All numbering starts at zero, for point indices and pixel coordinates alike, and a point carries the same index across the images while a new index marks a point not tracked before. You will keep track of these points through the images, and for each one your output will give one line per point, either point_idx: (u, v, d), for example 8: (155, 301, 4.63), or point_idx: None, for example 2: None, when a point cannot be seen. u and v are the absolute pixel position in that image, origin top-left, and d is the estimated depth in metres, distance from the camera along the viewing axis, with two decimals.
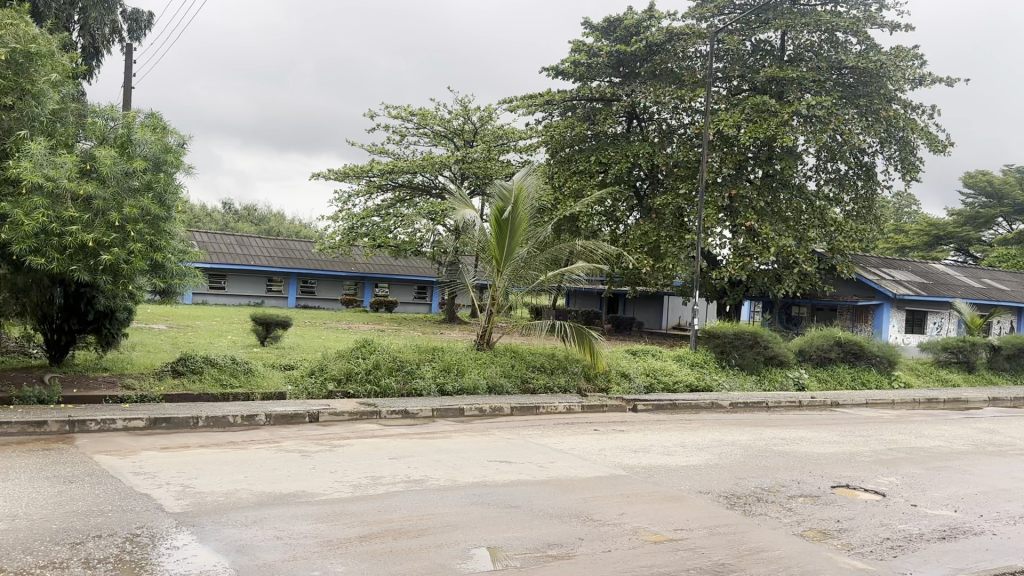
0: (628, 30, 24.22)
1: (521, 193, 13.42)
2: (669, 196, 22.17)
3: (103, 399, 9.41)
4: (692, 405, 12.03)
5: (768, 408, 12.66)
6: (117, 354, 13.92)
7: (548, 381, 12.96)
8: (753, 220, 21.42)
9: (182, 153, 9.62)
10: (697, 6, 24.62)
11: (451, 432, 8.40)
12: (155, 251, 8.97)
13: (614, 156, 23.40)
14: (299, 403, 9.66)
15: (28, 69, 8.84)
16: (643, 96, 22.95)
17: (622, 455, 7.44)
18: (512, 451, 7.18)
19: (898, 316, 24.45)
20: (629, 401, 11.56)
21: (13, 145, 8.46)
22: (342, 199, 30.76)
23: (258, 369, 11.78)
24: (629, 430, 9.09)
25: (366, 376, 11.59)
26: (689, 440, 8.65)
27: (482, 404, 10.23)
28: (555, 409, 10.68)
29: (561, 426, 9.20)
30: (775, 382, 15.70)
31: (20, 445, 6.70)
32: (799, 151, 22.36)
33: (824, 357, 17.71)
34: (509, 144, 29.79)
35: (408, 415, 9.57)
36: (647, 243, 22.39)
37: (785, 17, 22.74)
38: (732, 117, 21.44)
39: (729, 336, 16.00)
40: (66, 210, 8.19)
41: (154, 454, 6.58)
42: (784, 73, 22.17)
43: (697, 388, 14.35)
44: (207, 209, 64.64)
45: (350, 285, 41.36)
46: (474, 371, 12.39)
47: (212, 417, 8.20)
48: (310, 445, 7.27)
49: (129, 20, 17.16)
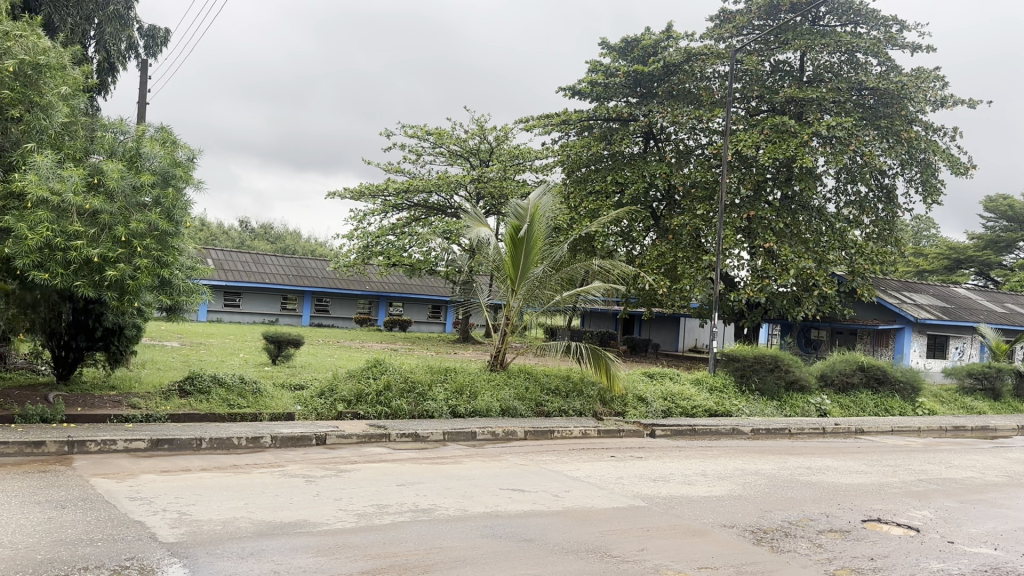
0: (645, 51, 24.06)
1: (538, 211, 13.13)
2: (686, 217, 21.85)
3: (108, 418, 9.19)
4: (711, 431, 11.66)
5: (791, 435, 12.26)
6: (127, 372, 13.73)
7: (563, 405, 12.62)
8: (772, 242, 21.05)
9: (192, 168, 9.48)
10: (715, 26, 24.44)
11: (463, 457, 8.09)
12: (162, 267, 8.81)
13: (630, 176, 23.17)
14: (307, 425, 9.39)
15: (38, 80, 8.69)
16: (660, 116, 22.72)
17: (641, 484, 7.10)
18: (526, 479, 6.87)
19: (920, 340, 23.94)
20: (647, 426, 11.21)
21: (20, 158, 8.29)
22: (357, 218, 30.69)
23: (267, 389, 11.53)
24: (647, 456, 8.75)
25: (377, 397, 11.31)
26: (710, 469, 8.29)
27: (495, 427, 9.92)
28: (570, 433, 10.35)
29: (577, 452, 8.88)
30: (796, 408, 15.30)
31: (16, 465, 6.47)
32: (819, 173, 22.02)
33: (846, 382, 17.27)
34: (525, 163, 29.61)
35: (419, 438, 9.27)
36: (664, 263, 22.08)
37: (805, 38, 22.50)
38: (751, 137, 21.17)
39: (749, 360, 15.62)
40: (71, 225, 7.99)
41: (152, 478, 6.31)
42: (804, 93, 21.88)
43: (716, 414, 13.96)
44: (224, 227, 64.92)
45: (364, 304, 41.23)
46: (488, 393, 12.09)
47: (215, 439, 7.94)
48: (316, 470, 6.98)
49: (145, 36, 17.18)
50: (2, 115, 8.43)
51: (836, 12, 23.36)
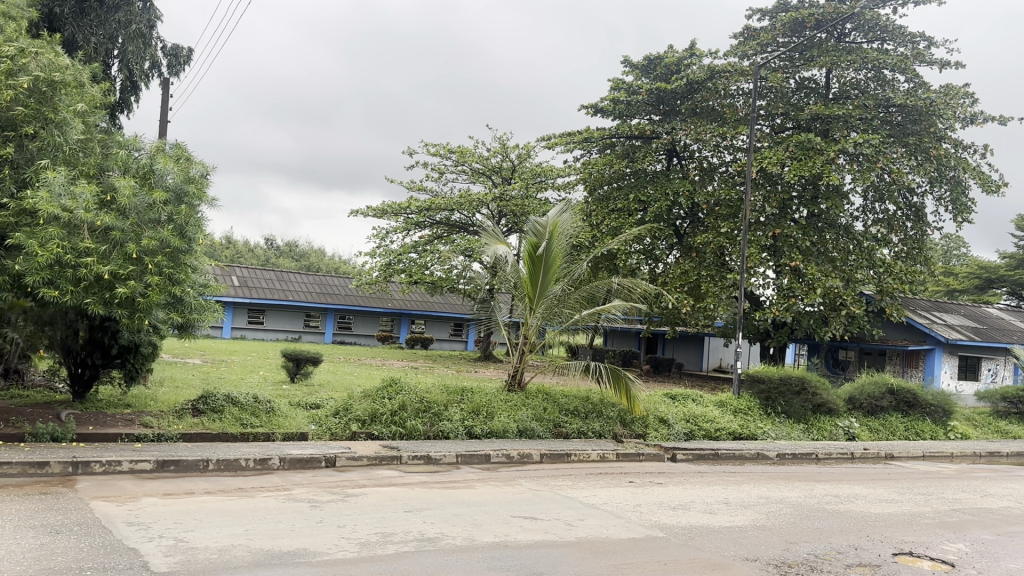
0: (668, 68, 23.89)
1: (557, 228, 12.89)
2: (710, 235, 21.54)
3: (118, 438, 9.08)
4: (735, 455, 11.31)
5: (818, 460, 11.88)
6: (144, 390, 13.64)
7: (581, 426, 12.33)
8: (798, 260, 20.66)
9: (206, 185, 9.42)
10: (739, 43, 24.22)
11: (475, 481, 7.85)
12: (174, 285, 8.72)
13: (653, 194, 22.93)
14: (318, 446, 9.21)
15: (52, 95, 8.62)
16: (684, 133, 22.47)
17: (659, 512, 6.81)
18: (538, 506, 6.61)
19: (951, 362, 23.37)
20: (667, 449, 10.89)
21: (33, 175, 8.22)
22: (379, 235, 30.68)
23: (281, 408, 11.38)
24: (667, 482, 8.45)
25: (391, 417, 11.12)
26: (732, 496, 7.98)
27: (510, 450, 9.67)
28: (588, 456, 10.07)
29: (594, 476, 8.61)
30: (823, 432, 14.88)
31: (17, 487, 6.33)
32: (846, 191, 21.62)
33: (875, 405, 16.80)
34: (547, 181, 29.44)
35: (431, 461, 9.05)
36: (687, 282, 21.75)
37: (830, 55, 22.20)
38: (776, 154, 20.86)
39: (775, 382, 15.24)
40: (82, 241, 7.90)
41: (154, 501, 6.14)
42: (829, 110, 21.55)
43: (741, 436, 13.60)
44: (250, 245, 65.44)
45: (387, 321, 41.19)
46: (504, 413, 11.85)
47: (222, 460, 7.77)
48: (323, 494, 6.78)
49: (168, 55, 17.29)
50: (17, 131, 8.36)
51: (862, 29, 23.04)
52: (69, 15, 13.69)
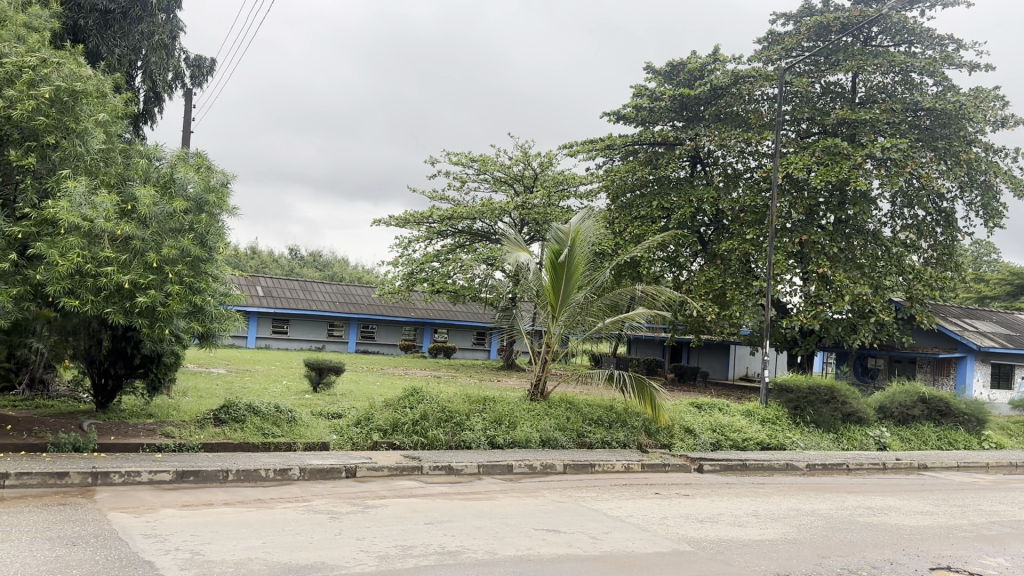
0: (691, 74, 23.69)
1: (579, 235, 12.74)
2: (736, 241, 21.27)
3: (140, 448, 9.05)
4: (764, 466, 11.06)
5: (849, 471, 11.59)
6: (167, 400, 13.64)
7: (606, 436, 12.13)
8: (826, 267, 20.31)
9: (227, 194, 9.38)
10: (763, 49, 23.97)
11: (497, 492, 7.69)
12: (195, 294, 8.68)
13: (677, 201, 22.72)
14: (339, 456, 9.11)
15: (74, 105, 8.62)
16: (708, 139, 22.23)
17: (687, 525, 6.62)
18: (561, 519, 6.44)
19: (983, 369, 22.89)
20: (694, 460, 10.66)
21: (54, 184, 8.22)
22: (402, 245, 30.70)
23: (303, 418, 11.31)
24: (694, 494, 8.24)
25: (413, 427, 11.00)
26: (761, 509, 7.76)
27: (533, 461, 9.50)
28: (613, 467, 9.88)
29: (619, 488, 8.42)
30: (854, 442, 14.56)
31: (36, 498, 6.28)
32: (874, 196, 21.26)
33: (907, 414, 16.42)
34: (569, 189, 29.28)
35: (453, 471, 8.91)
36: (712, 289, 21.46)
37: (856, 59, 21.89)
38: (802, 160, 20.58)
39: (804, 391, 14.95)
40: (102, 250, 7.88)
41: (172, 513, 6.05)
42: (855, 115, 21.23)
43: (769, 446, 13.33)
44: (274, 255, 65.84)
45: (410, 330, 41.19)
46: (527, 423, 11.69)
47: (242, 471, 7.69)
48: (342, 505, 6.66)
49: (191, 66, 17.40)
50: (38, 141, 8.35)
51: (889, 33, 22.71)
52: (93, 27, 13.75)
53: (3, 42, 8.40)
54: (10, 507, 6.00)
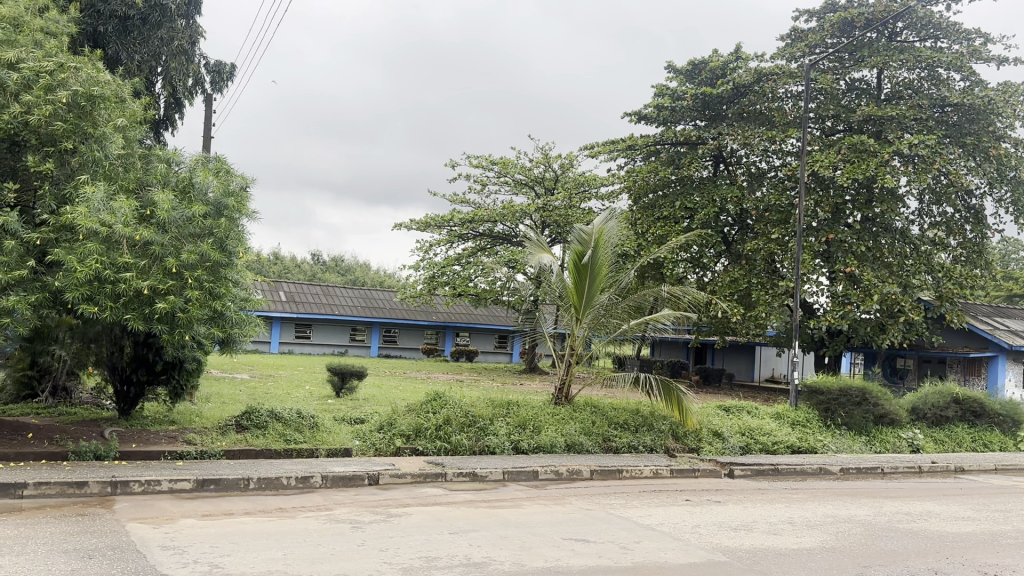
0: (713, 73, 23.41)
1: (602, 236, 12.50)
2: (761, 241, 20.94)
3: (162, 455, 8.98)
4: (796, 471, 10.77)
5: (884, 475, 11.27)
6: (190, 406, 13.58)
7: (632, 440, 11.90)
8: (854, 266, 19.94)
9: (246, 198, 9.27)
10: (786, 46, 23.62)
11: (523, 499, 7.49)
12: (215, 299, 8.58)
13: (700, 202, 22.43)
14: (361, 463, 8.96)
15: (92, 110, 8.56)
16: (731, 138, 21.92)
17: (720, 534, 6.38)
18: (589, 528, 6.23)
19: (1016, 369, 22.42)
20: (724, 465, 10.39)
21: (72, 190, 8.15)
22: (423, 248, 30.62)
23: (325, 423, 11.17)
24: (726, 501, 7.99)
25: (436, 432, 10.83)
26: (796, 515, 7.50)
27: (559, 466, 9.30)
28: (640, 473, 9.65)
29: (648, 494, 8.21)
30: (887, 444, 14.19)
31: (56, 508, 6.19)
32: (902, 194, 20.83)
33: (940, 416, 16.02)
34: (591, 190, 29.05)
35: (477, 478, 8.72)
36: (737, 290, 21.11)
37: (881, 54, 21.49)
38: (828, 157, 20.22)
39: (834, 393, 14.62)
40: (120, 256, 7.78)
41: (191, 523, 5.92)
42: (881, 111, 20.83)
43: (800, 450, 13.03)
44: (296, 261, 66.10)
45: (432, 334, 41.12)
46: (552, 427, 11.49)
47: (264, 479, 7.55)
48: (365, 514, 6.50)
49: (212, 72, 17.41)
50: (56, 146, 8.28)
51: (914, 27, 22.27)
52: (113, 34, 13.91)
53: (20, 47, 8.34)
54: (29, 518, 5.90)
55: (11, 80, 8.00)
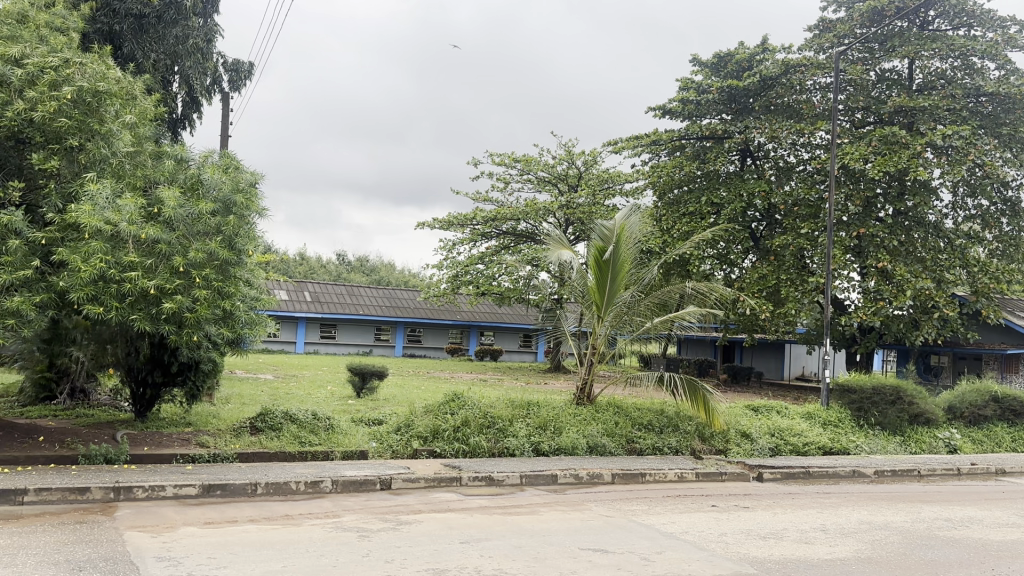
0: (740, 65, 22.90)
1: (625, 231, 12.12)
2: (789, 236, 20.43)
3: (173, 459, 8.80)
4: (828, 474, 10.34)
5: (921, 478, 10.79)
6: (209, 407, 13.44)
7: (656, 441, 11.53)
8: (886, 261, 19.40)
9: (254, 194, 9.15)
10: (814, 37, 23.03)
11: (540, 505, 7.17)
12: (224, 299, 8.38)
13: (726, 197, 21.96)
14: (375, 467, 8.70)
15: (98, 106, 8.39)
16: (758, 131, 21.43)
17: (748, 543, 6.01)
18: (609, 536, 5.90)
19: None
20: (753, 468, 9.98)
21: (78, 188, 7.95)
22: (446, 247, 30.40)
23: (341, 425, 10.92)
24: (754, 507, 7.61)
25: (454, 433, 10.53)
26: (829, 522, 7.10)
27: (579, 470, 8.97)
28: (664, 476, 9.29)
29: (672, 499, 7.86)
30: (922, 445, 13.71)
31: (54, 516, 5.98)
32: (935, 186, 20.16)
33: (979, 415, 15.43)
34: (615, 187, 28.64)
35: (494, 482, 8.42)
36: (766, 286, 20.58)
37: (912, 44, 20.85)
38: (859, 150, 19.68)
39: (866, 392, 14.12)
40: (126, 255, 7.57)
41: (192, 531, 5.67)
42: (913, 101, 20.22)
43: (832, 451, 12.59)
44: (321, 261, 66.34)
45: (456, 334, 40.93)
46: (573, 428, 11.15)
47: (272, 484, 7.30)
48: (374, 521, 6.22)
49: (230, 70, 17.29)
50: (61, 144, 8.09)
51: (947, 15, 21.59)
52: (129, 31, 13.76)
53: (24, 43, 8.19)
54: (26, 526, 5.70)
55: (15, 77, 7.84)
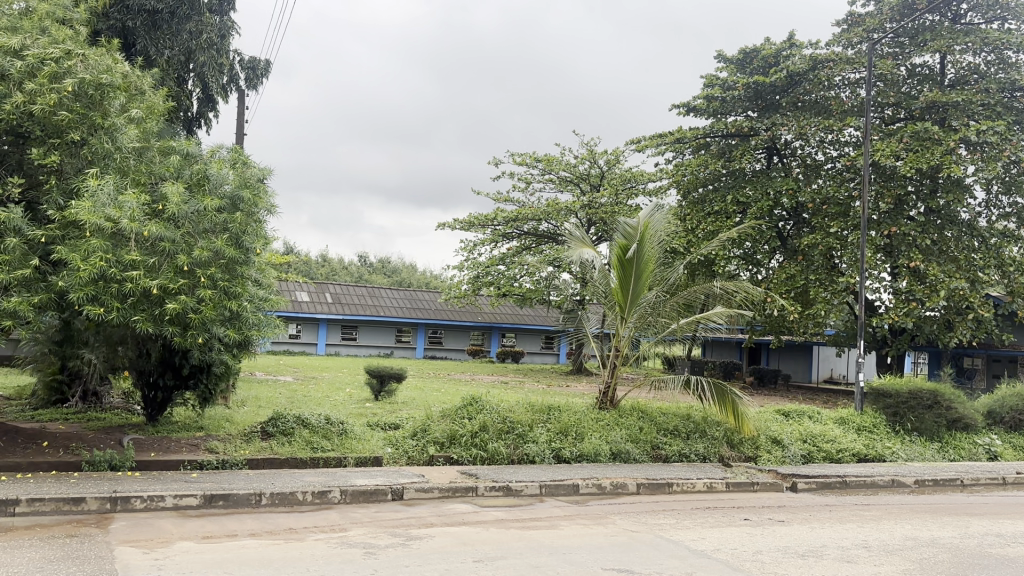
0: (766, 62, 22.29)
1: (648, 229, 11.63)
2: (818, 235, 19.79)
3: (181, 465, 8.50)
4: (865, 483, 9.82)
5: (963, 487, 10.24)
6: (223, 411, 13.14)
7: (684, 448, 11.04)
8: (919, 260, 18.72)
9: (262, 189, 8.84)
10: (843, 32, 22.35)
11: (561, 518, 6.73)
12: (231, 299, 8.04)
13: (752, 195, 21.37)
14: (387, 475, 8.32)
15: (102, 99, 8.08)
16: (785, 128, 20.81)
17: (786, 563, 5.54)
18: (634, 555, 5.46)
19: None
20: (787, 478, 9.48)
21: (79, 184, 7.64)
22: (467, 247, 30.04)
23: (356, 430, 10.54)
24: (791, 521, 7.12)
25: (472, 439, 10.12)
26: (872, 539, 6.60)
27: (602, 480, 8.52)
28: (692, 487, 8.83)
29: (702, 512, 7.41)
30: (961, 452, 13.11)
31: (45, 529, 5.65)
32: (969, 183, 19.43)
33: (1019, 420, 14.76)
34: (637, 187, 28.14)
35: (512, 493, 7.99)
36: (794, 287, 19.99)
37: (944, 38, 20.15)
38: (890, 146, 19.03)
39: (903, 396, 13.51)
40: (127, 253, 7.23)
41: (187, 547, 5.31)
42: (945, 97, 19.52)
43: (866, 458, 12.05)
44: (343, 263, 66.30)
45: (477, 336, 40.56)
46: (596, 434, 10.70)
47: (277, 494, 6.93)
48: (382, 535, 5.82)
49: (246, 68, 17.03)
50: (62, 138, 7.79)
51: (980, 8, 20.88)
52: (142, 29, 13.60)
53: (25, 34, 7.93)
54: (13, 539, 5.37)
55: (14, 68, 7.54)
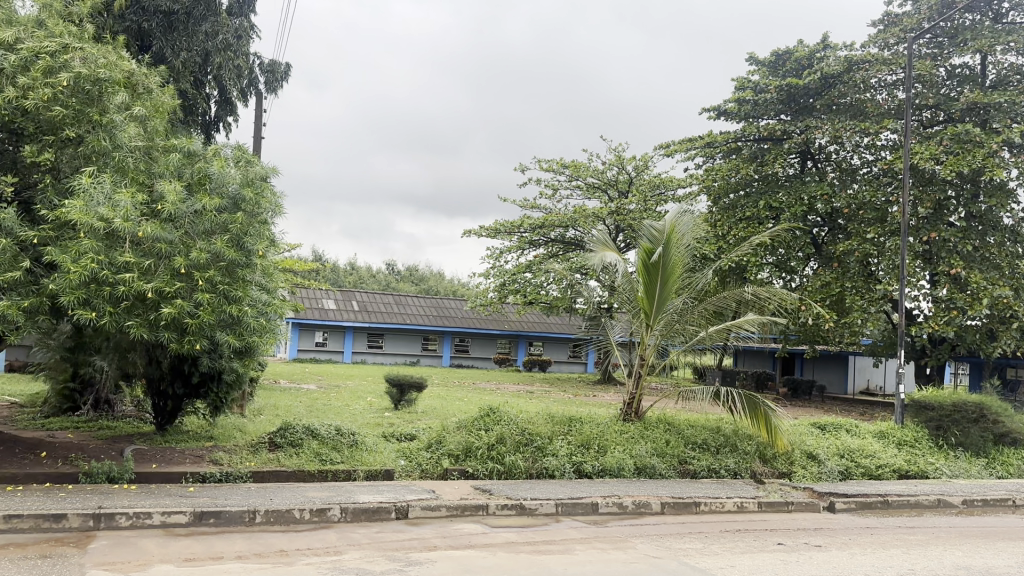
0: (799, 64, 21.64)
1: (675, 231, 11.09)
2: (854, 241, 19.03)
3: (182, 477, 8.14)
4: (908, 503, 9.15)
5: (1015, 508, 9.51)
6: (236, 421, 12.78)
7: (712, 462, 10.44)
8: (959, 267, 17.87)
9: (266, 189, 8.42)
10: (880, 32, 21.57)
11: (576, 542, 6.20)
12: (231, 304, 7.65)
13: (785, 199, 20.64)
14: (396, 490, 7.83)
15: (99, 96, 7.77)
16: (819, 131, 20.10)
17: None
18: None
19: None
20: (823, 497, 8.84)
21: (74, 182, 7.29)
22: (493, 255, 29.65)
23: (368, 442, 10.08)
24: (829, 546, 6.52)
25: (487, 452, 9.63)
26: (919, 568, 5.97)
27: (623, 499, 7.97)
28: (721, 506, 8.25)
29: (734, 535, 6.83)
30: (1010, 468, 12.33)
31: (17, 549, 5.26)
32: (1013, 187, 18.53)
33: None
34: (667, 193, 27.51)
35: (526, 512, 7.47)
36: (828, 294, 19.26)
37: (986, 36, 19.27)
38: (929, 148, 18.23)
39: (946, 410, 12.73)
40: (121, 254, 6.85)
41: (165, 570, 4.89)
42: (987, 97, 18.61)
43: (907, 474, 11.36)
44: (371, 271, 66.34)
45: (505, 344, 40.05)
46: (619, 447, 10.16)
47: (272, 511, 6.50)
48: (379, 560, 5.35)
49: (266, 71, 16.79)
50: (58, 135, 7.54)
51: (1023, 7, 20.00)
52: (158, 30, 13.47)
53: (22, 28, 7.68)
54: None
55: (7, 63, 7.26)
